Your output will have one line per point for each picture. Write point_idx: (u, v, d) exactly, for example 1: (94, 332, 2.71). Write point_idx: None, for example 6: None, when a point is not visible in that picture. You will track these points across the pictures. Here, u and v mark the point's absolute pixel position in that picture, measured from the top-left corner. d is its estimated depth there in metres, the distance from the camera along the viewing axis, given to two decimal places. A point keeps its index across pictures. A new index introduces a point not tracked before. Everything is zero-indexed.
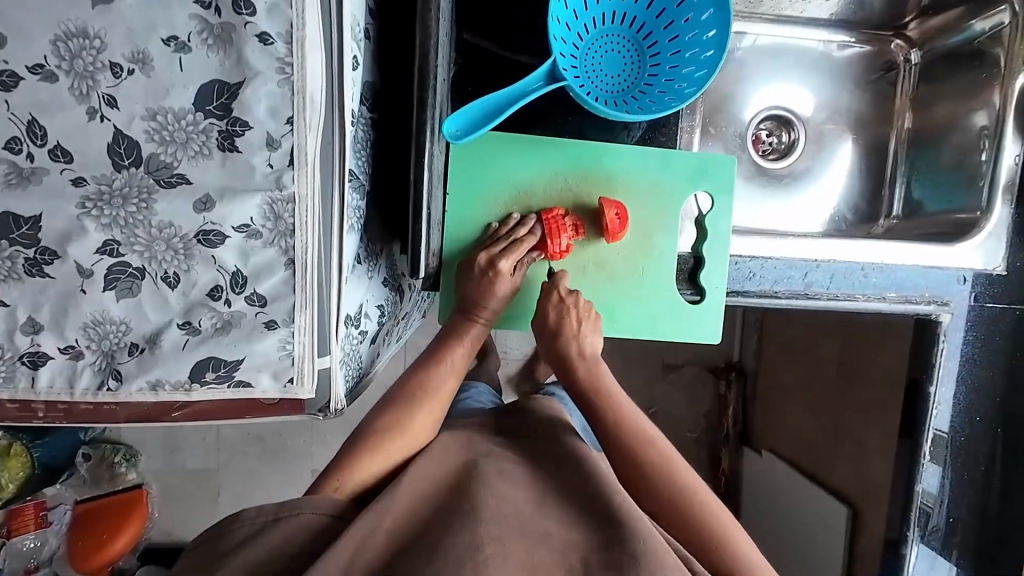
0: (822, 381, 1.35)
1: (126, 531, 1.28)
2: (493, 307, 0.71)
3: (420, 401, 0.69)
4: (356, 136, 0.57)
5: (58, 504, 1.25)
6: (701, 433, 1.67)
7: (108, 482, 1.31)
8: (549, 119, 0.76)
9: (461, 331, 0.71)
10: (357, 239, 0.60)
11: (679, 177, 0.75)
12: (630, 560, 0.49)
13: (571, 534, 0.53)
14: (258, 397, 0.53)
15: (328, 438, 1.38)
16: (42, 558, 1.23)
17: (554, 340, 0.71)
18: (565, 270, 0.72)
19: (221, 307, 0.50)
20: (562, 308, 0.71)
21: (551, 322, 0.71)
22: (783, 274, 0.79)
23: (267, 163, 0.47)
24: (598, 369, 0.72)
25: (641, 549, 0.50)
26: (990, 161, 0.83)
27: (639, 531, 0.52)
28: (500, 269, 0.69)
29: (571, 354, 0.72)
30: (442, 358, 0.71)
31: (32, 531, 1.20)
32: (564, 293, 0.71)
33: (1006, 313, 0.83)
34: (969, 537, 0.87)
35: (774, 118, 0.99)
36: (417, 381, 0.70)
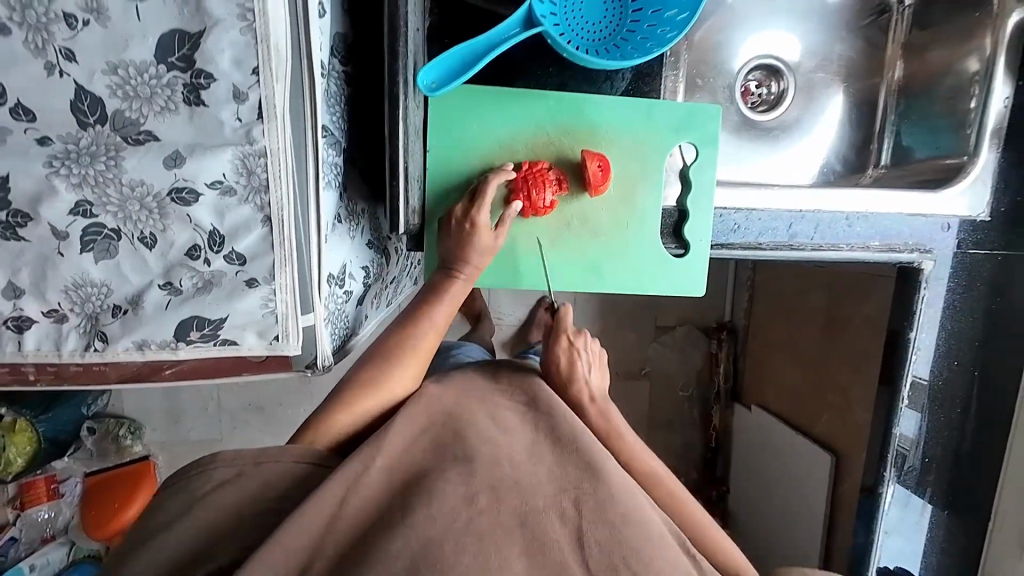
0: (810, 339, 1.38)
1: (138, 496, 1.33)
2: (472, 262, 0.68)
3: (399, 357, 0.68)
4: (328, 89, 0.56)
5: (69, 477, 1.33)
6: (693, 390, 1.69)
7: (115, 454, 1.35)
8: (530, 72, 0.74)
9: (442, 288, 0.69)
10: (335, 197, 0.59)
11: (663, 129, 0.74)
12: (621, 520, 0.56)
13: (561, 479, 0.59)
14: (245, 354, 0.54)
15: None
16: (58, 527, 1.32)
17: (565, 382, 0.76)
18: (570, 307, 0.75)
19: (201, 267, 0.50)
20: (571, 350, 0.75)
21: (562, 367, 0.75)
22: (768, 226, 0.79)
23: (236, 116, 0.46)
24: (610, 411, 0.76)
25: (632, 512, 0.57)
26: (979, 108, 0.82)
27: (628, 497, 0.58)
28: (478, 221, 0.67)
29: (580, 398, 0.75)
30: (421, 316, 0.69)
31: (45, 503, 1.29)
32: (573, 336, 0.76)
33: (986, 260, 0.84)
34: (943, 475, 0.91)
35: (763, 68, 0.97)
36: (395, 341, 0.68)
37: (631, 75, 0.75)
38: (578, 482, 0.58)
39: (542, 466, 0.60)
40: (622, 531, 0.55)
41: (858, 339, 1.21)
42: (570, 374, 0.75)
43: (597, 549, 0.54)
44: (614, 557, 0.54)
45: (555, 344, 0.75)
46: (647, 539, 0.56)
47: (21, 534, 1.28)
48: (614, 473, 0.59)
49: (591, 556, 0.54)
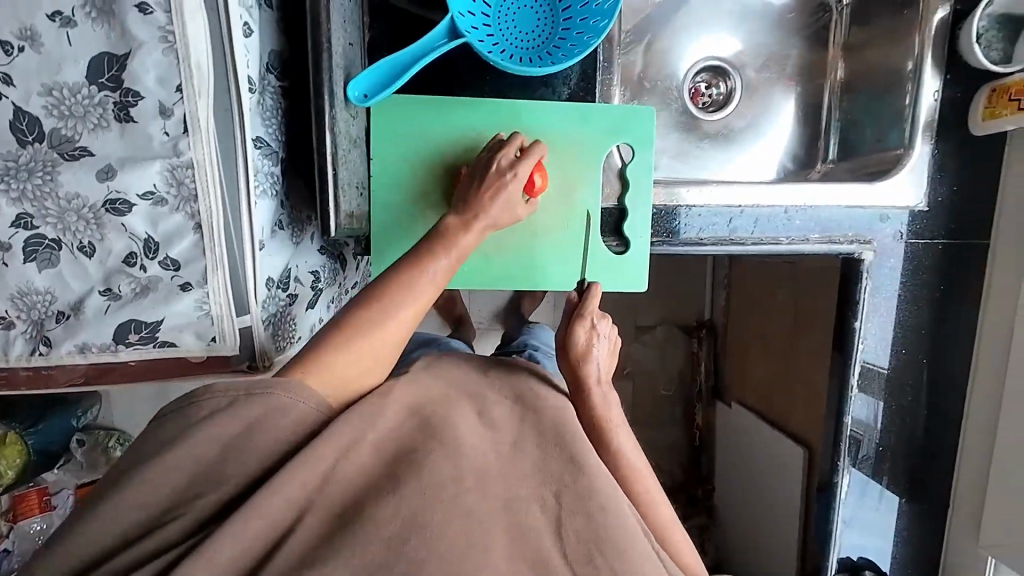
0: (781, 334, 1.36)
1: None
2: (494, 212, 0.66)
3: (393, 306, 0.59)
4: (260, 103, 0.59)
5: (61, 489, 1.30)
6: (675, 389, 1.71)
7: (105, 464, 1.37)
8: (470, 84, 0.77)
9: (450, 242, 0.63)
10: (273, 205, 0.62)
11: (599, 132, 0.77)
12: (600, 513, 0.51)
13: (544, 473, 0.54)
14: (184, 355, 0.57)
15: None
16: (51, 538, 1.29)
17: (576, 359, 0.70)
18: (599, 284, 0.72)
19: (137, 273, 0.53)
20: (591, 333, 0.70)
21: (577, 341, 0.70)
22: (708, 221, 0.81)
23: (163, 131, 0.50)
24: (612, 395, 0.71)
25: (610, 507, 0.52)
26: (912, 102, 0.84)
27: (606, 492, 0.53)
28: (520, 172, 0.68)
29: (589, 378, 0.70)
30: (421, 266, 0.61)
31: (38, 515, 1.26)
32: (596, 318, 0.71)
33: (928, 249, 0.86)
34: (899, 464, 0.92)
35: (710, 69, 1.00)
36: (389, 292, 0.59)
37: (575, 79, 0.78)
38: (560, 475, 0.54)
39: (526, 459, 0.55)
40: (600, 522, 0.50)
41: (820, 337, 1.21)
42: (582, 354, 0.70)
43: (574, 540, 0.49)
44: (592, 548, 0.49)
45: (576, 320, 0.71)
46: (625, 536, 0.50)
47: (15, 546, 1.27)
48: (592, 463, 0.55)
49: (569, 548, 0.49)
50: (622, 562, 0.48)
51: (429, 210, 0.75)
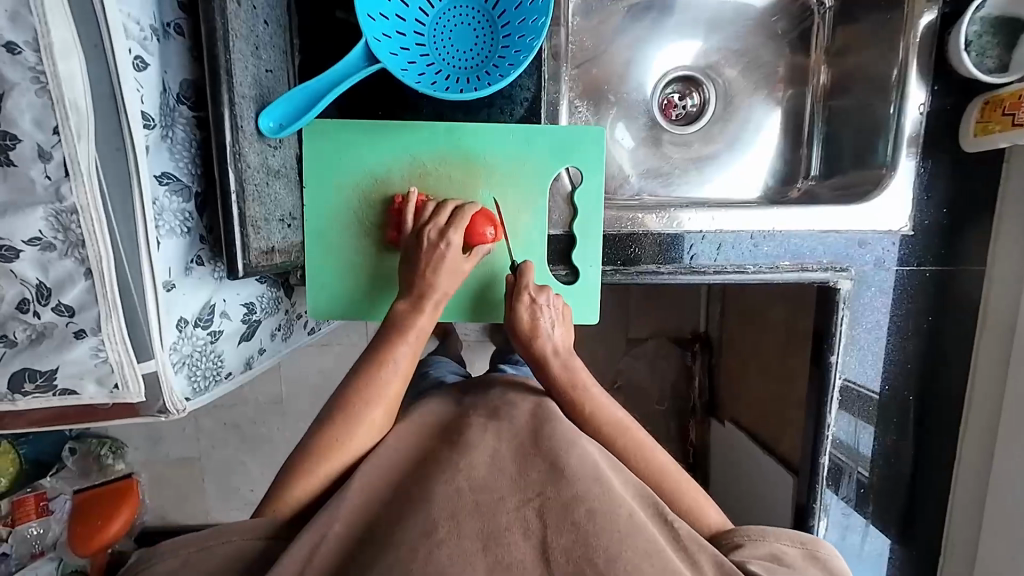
0: (774, 351, 1.22)
1: (120, 515, 1.34)
2: (441, 286, 0.66)
3: (365, 408, 0.63)
4: (166, 136, 0.56)
5: (57, 495, 1.32)
6: (669, 404, 1.61)
7: (97, 473, 1.38)
8: (408, 104, 0.72)
9: (405, 328, 0.65)
10: (185, 241, 0.59)
11: (544, 153, 0.73)
12: (587, 518, 0.49)
13: (525, 487, 0.52)
14: (86, 402, 0.55)
15: (301, 424, 1.39)
16: (46, 543, 1.30)
17: (529, 341, 0.68)
18: (530, 263, 0.70)
19: (31, 319, 0.51)
20: (534, 308, 0.68)
21: (524, 323, 0.68)
22: (668, 247, 0.76)
23: (44, 175, 0.47)
24: (574, 362, 0.68)
25: (595, 506, 0.50)
26: (896, 113, 0.77)
27: (591, 490, 0.52)
28: (452, 241, 0.66)
29: (545, 353, 0.68)
30: (385, 359, 0.65)
31: (35, 520, 1.27)
32: (535, 292, 0.69)
33: (914, 277, 0.78)
34: (885, 508, 0.84)
35: (683, 80, 0.95)
36: (358, 390, 0.63)
37: (527, 97, 0.72)
38: (541, 486, 0.52)
39: None
40: (588, 531, 0.49)
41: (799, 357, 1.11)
42: (532, 331, 0.68)
43: (563, 555, 0.47)
44: (583, 562, 0.47)
45: (513, 301, 0.69)
46: (615, 532, 0.49)
47: (13, 549, 1.26)
48: (573, 462, 0.54)
49: (558, 567, 0.47)
50: (617, 565, 0.47)
51: (363, 240, 0.72)
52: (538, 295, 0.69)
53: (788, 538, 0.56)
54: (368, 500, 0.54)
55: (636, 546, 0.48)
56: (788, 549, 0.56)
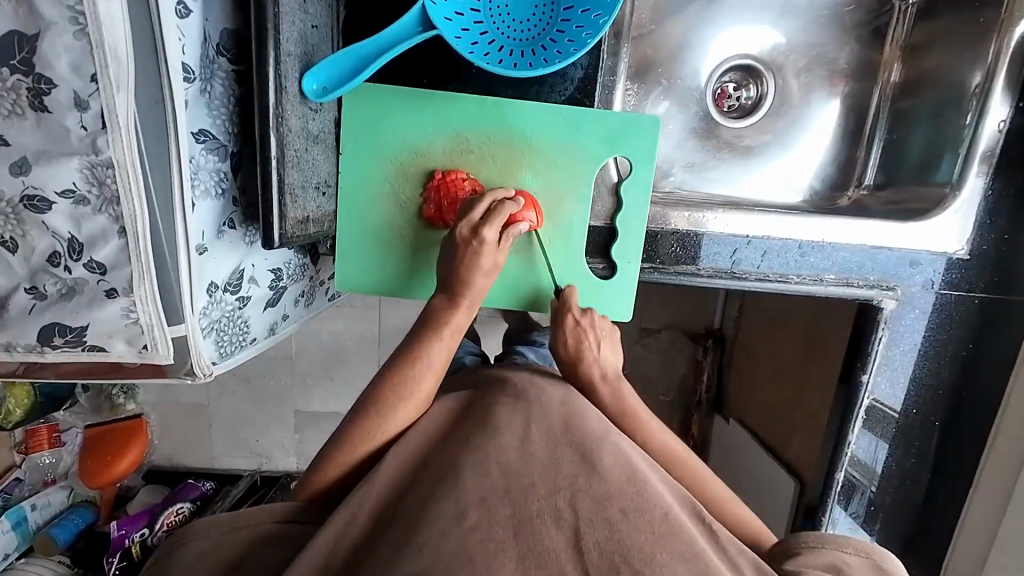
0: (792, 362, 1.14)
1: (131, 450, 1.37)
2: (477, 284, 0.65)
3: (397, 404, 0.63)
4: (204, 90, 0.53)
5: (70, 427, 1.36)
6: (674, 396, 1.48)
7: (108, 410, 1.38)
8: (456, 73, 0.68)
9: (441, 324, 0.65)
10: (219, 203, 0.57)
11: (594, 140, 0.69)
12: (620, 517, 0.48)
13: (557, 477, 0.51)
14: (115, 360, 0.54)
15: (309, 383, 1.37)
16: (58, 472, 1.36)
17: (575, 366, 0.68)
18: (574, 287, 0.68)
19: (62, 274, 0.50)
20: (578, 330, 0.68)
21: (570, 349, 0.68)
22: (711, 250, 0.73)
23: (80, 125, 0.45)
24: (621, 387, 0.68)
25: (631, 507, 0.49)
26: (973, 123, 0.72)
27: (624, 488, 0.50)
28: (485, 239, 0.63)
29: (591, 377, 0.67)
30: (419, 356, 0.64)
31: (47, 450, 1.32)
32: (579, 315, 0.68)
33: (962, 302, 0.76)
34: (893, 526, 0.85)
35: (742, 69, 0.90)
36: (391, 387, 0.63)
37: (580, 75, 0.68)
38: (574, 478, 0.51)
39: None
40: (622, 530, 0.47)
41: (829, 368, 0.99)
42: (577, 352, 0.67)
43: (597, 550, 0.46)
44: (617, 560, 0.46)
45: (558, 325, 0.68)
46: (649, 535, 0.47)
47: (27, 475, 1.32)
48: (605, 459, 0.53)
49: (591, 559, 0.46)
50: (652, 570, 0.45)
51: (397, 216, 0.69)
52: (582, 317, 0.68)
53: (851, 548, 0.54)
54: (393, 483, 0.54)
55: (674, 549, 0.47)
56: (850, 558, 0.53)
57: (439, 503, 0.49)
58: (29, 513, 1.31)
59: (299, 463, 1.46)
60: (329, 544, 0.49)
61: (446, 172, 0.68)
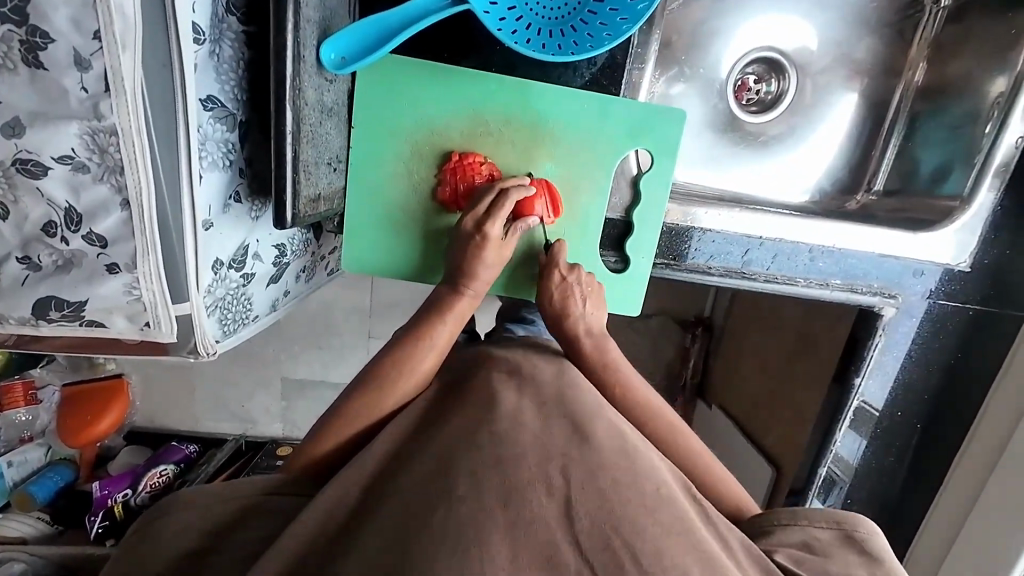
0: (779, 359, 1.13)
1: (110, 411, 1.34)
2: (483, 277, 0.64)
3: (396, 379, 0.62)
4: (214, 53, 0.49)
5: (46, 385, 1.31)
6: (659, 380, 1.46)
7: (87, 369, 1.35)
8: (478, 49, 0.66)
9: (446, 306, 0.65)
10: (227, 176, 0.54)
11: (616, 130, 0.67)
12: (611, 487, 0.48)
13: (546, 449, 0.50)
14: (116, 336, 0.52)
15: (297, 351, 1.35)
16: (35, 430, 1.32)
17: (561, 322, 0.68)
18: (564, 242, 0.67)
19: (58, 245, 0.47)
20: (564, 286, 0.67)
21: (556, 304, 0.67)
22: (721, 249, 0.73)
23: (80, 86, 0.41)
24: (606, 343, 0.68)
25: (621, 478, 0.49)
26: (993, 134, 0.73)
27: (617, 462, 0.51)
28: (489, 234, 0.63)
29: (577, 332, 0.67)
30: (416, 340, 0.64)
31: (22, 407, 1.26)
32: (565, 271, 0.67)
33: (958, 313, 0.79)
34: (865, 516, 0.90)
35: (764, 62, 0.88)
36: (387, 368, 0.63)
37: (606, 60, 0.66)
38: (565, 448, 0.51)
39: None
40: (609, 508, 0.47)
41: (823, 364, 0.98)
42: (562, 308, 0.67)
43: (588, 521, 0.45)
44: (608, 532, 0.45)
45: (544, 278, 0.67)
46: (640, 506, 0.47)
47: (2, 432, 1.28)
48: (599, 431, 0.53)
49: (583, 529, 0.45)
50: (642, 542, 0.45)
51: (408, 197, 0.67)
52: (568, 273, 0.68)
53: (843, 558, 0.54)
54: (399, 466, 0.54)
55: (661, 520, 0.47)
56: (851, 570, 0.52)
57: (435, 479, 0.49)
58: (5, 470, 1.27)
59: (284, 430, 1.45)
60: (324, 519, 0.48)
61: (463, 155, 0.65)
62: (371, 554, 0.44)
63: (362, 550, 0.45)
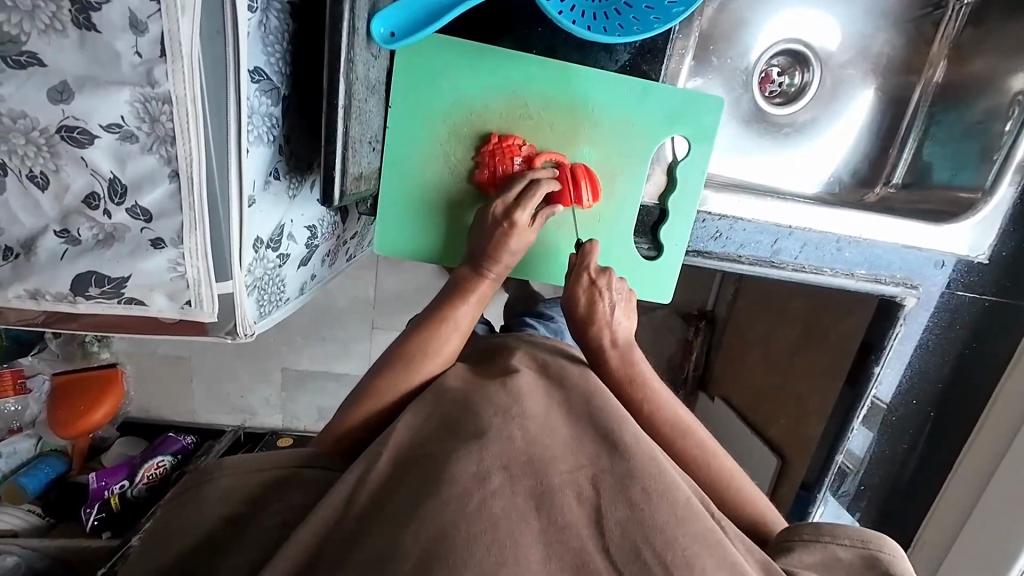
0: (784, 350, 1.15)
1: (104, 404, 1.30)
2: (505, 263, 0.63)
3: (421, 361, 0.61)
4: (263, 23, 0.48)
5: (36, 374, 1.27)
6: (663, 372, 1.46)
7: (81, 359, 1.30)
8: (517, 31, 0.65)
9: (468, 288, 0.64)
10: (268, 152, 0.52)
11: (656, 116, 0.67)
12: (642, 497, 0.48)
13: (579, 453, 0.52)
14: (154, 315, 0.50)
15: (302, 341, 1.32)
16: (24, 421, 1.29)
17: (585, 326, 0.67)
18: (596, 242, 0.66)
19: (100, 218, 0.45)
20: (593, 289, 0.66)
21: (582, 306, 0.66)
22: (751, 238, 0.74)
23: (134, 51, 0.39)
24: (633, 354, 0.67)
25: (652, 487, 0.49)
26: (1013, 132, 0.75)
27: (648, 469, 0.50)
28: (517, 221, 0.61)
29: (612, 349, 0.66)
30: (443, 321, 0.63)
31: (12, 397, 1.24)
32: (595, 275, 0.67)
33: (973, 304, 0.81)
34: (876, 501, 0.93)
35: (788, 54, 0.88)
36: (415, 346, 0.62)
37: (644, 45, 0.66)
38: (594, 458, 0.51)
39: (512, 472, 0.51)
40: (643, 510, 0.48)
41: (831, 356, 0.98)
42: (590, 314, 0.66)
43: (619, 533, 0.46)
44: (638, 542, 0.46)
45: (573, 282, 0.67)
46: (670, 516, 0.48)
47: None
48: (627, 439, 0.52)
49: (612, 539, 0.46)
50: (673, 553, 0.46)
51: (444, 178, 0.66)
52: (598, 277, 0.67)
53: (845, 538, 0.54)
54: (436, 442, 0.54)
55: (694, 532, 0.48)
56: (843, 553, 0.54)
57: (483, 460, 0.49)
58: None
59: (285, 420, 1.43)
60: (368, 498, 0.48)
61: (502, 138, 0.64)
62: (420, 532, 0.45)
63: (416, 534, 0.45)
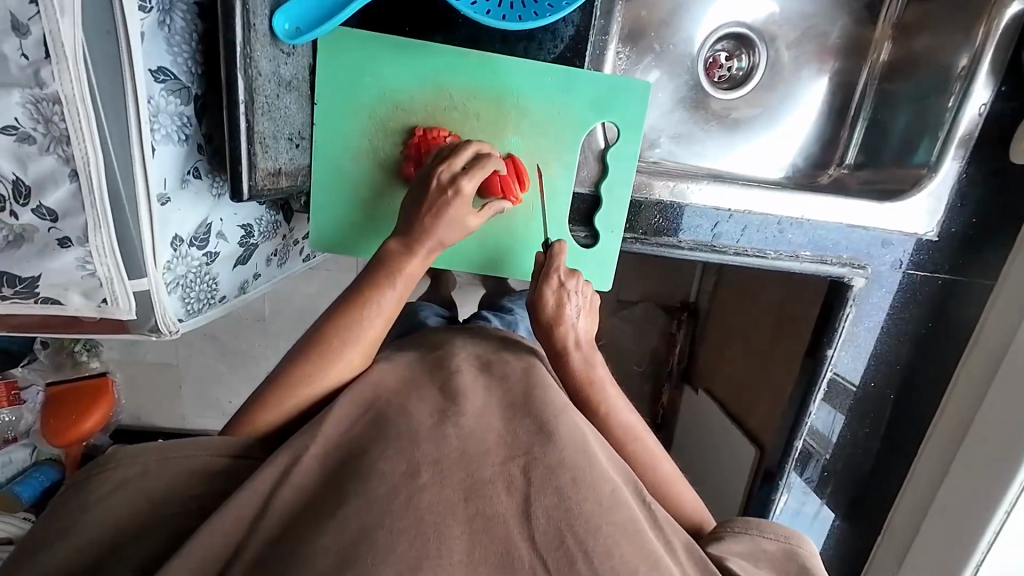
0: (756, 338, 1.13)
1: (97, 409, 1.31)
2: (440, 235, 0.62)
3: (339, 350, 0.58)
4: (161, 22, 0.48)
5: (30, 385, 1.30)
6: (647, 365, 1.45)
7: (71, 368, 1.32)
8: (443, 24, 0.66)
9: (396, 267, 0.61)
10: (181, 150, 0.53)
11: (583, 102, 0.67)
12: (571, 487, 0.48)
13: (513, 444, 0.50)
14: (72, 314, 0.51)
15: (283, 344, 1.33)
16: (19, 431, 1.32)
17: (549, 327, 0.66)
18: (564, 244, 0.65)
19: (8, 219, 0.46)
20: (561, 291, 0.66)
21: (549, 307, 0.65)
22: (692, 222, 0.73)
23: (19, 53, 0.40)
24: (594, 358, 0.66)
25: (580, 477, 0.49)
26: (955, 108, 0.73)
27: (579, 462, 0.50)
28: (462, 190, 0.60)
29: (566, 343, 0.66)
30: (368, 303, 0.60)
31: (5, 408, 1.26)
32: (564, 276, 0.66)
33: (927, 282, 0.79)
34: (843, 489, 0.90)
35: (734, 38, 0.88)
36: (338, 329, 0.59)
37: (571, 33, 0.66)
38: (529, 445, 0.50)
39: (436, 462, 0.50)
40: (570, 498, 0.48)
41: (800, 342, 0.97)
42: (556, 315, 0.65)
43: (544, 520, 0.46)
44: (563, 529, 0.46)
45: (542, 282, 0.66)
46: (597, 507, 0.48)
47: None
48: (562, 433, 0.52)
49: (538, 528, 0.46)
50: (594, 541, 0.46)
51: (372, 171, 0.67)
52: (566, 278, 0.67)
53: (771, 535, 0.55)
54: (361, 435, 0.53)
55: (618, 520, 0.48)
56: (769, 546, 0.55)
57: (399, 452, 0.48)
58: None
59: None
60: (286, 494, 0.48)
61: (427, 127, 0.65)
62: (330, 527, 0.44)
63: (328, 526, 0.44)
